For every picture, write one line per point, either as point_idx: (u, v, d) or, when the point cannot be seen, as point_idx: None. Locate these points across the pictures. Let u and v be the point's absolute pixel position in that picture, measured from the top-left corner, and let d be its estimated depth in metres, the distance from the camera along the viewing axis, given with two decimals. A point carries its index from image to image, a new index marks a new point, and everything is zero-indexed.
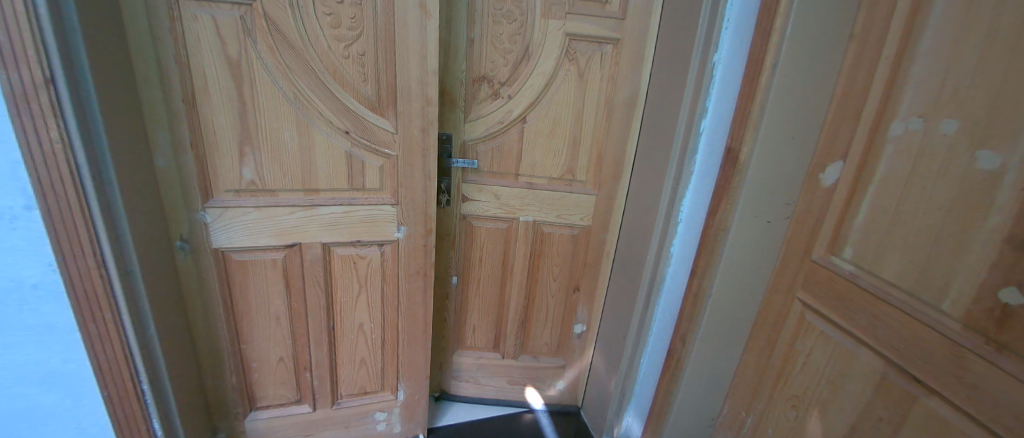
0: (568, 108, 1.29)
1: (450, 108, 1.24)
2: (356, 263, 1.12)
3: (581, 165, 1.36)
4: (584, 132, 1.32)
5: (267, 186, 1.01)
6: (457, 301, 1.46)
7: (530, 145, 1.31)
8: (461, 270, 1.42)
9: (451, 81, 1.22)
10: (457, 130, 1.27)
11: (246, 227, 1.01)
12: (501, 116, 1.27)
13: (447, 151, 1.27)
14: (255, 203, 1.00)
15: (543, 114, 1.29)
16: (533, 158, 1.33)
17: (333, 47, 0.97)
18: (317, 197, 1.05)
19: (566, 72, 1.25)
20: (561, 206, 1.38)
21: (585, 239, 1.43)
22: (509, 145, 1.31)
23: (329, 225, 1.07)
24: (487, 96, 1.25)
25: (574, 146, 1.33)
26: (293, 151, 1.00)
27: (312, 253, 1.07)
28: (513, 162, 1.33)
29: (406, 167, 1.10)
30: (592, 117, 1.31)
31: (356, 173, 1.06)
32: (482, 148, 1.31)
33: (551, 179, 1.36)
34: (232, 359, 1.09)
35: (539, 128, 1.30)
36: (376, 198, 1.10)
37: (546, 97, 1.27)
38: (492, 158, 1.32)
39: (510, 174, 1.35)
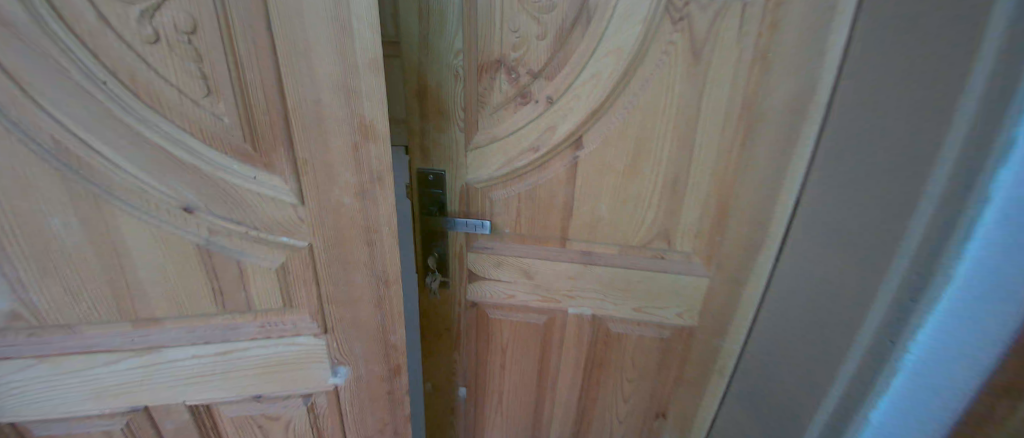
0: (663, 121, 0.62)
1: (438, 128, 0.65)
2: (263, 430, 0.62)
3: (683, 225, 0.70)
4: (691, 167, 0.65)
5: (56, 321, 0.50)
6: (465, 424, 0.92)
7: (588, 189, 0.68)
8: (471, 383, 0.87)
9: (437, 74, 0.61)
10: (451, 165, 0.67)
11: (25, 395, 0.52)
12: (536, 138, 0.64)
13: (433, 202, 0.69)
14: (33, 354, 0.50)
15: (613, 133, 0.63)
16: (595, 213, 0.70)
17: (112, 16, 0.38)
18: (161, 332, 0.53)
19: (665, 48, 0.58)
20: (642, 295, 0.75)
21: (683, 346, 0.79)
22: (548, 189, 0.68)
23: (194, 378, 0.56)
24: (504, 102, 0.62)
25: (672, 194, 0.67)
26: (86, 255, 0.47)
27: (172, 425, 0.58)
28: (557, 217, 0.70)
29: (337, 266, 0.54)
30: (708, 137, 0.63)
31: (232, 286, 0.52)
32: (500, 195, 0.69)
33: (622, 249, 0.73)
34: None
35: (604, 160, 0.65)
36: (289, 322, 0.56)
37: (625, 100, 0.61)
38: (524, 209, 0.70)
39: (551, 237, 0.72)
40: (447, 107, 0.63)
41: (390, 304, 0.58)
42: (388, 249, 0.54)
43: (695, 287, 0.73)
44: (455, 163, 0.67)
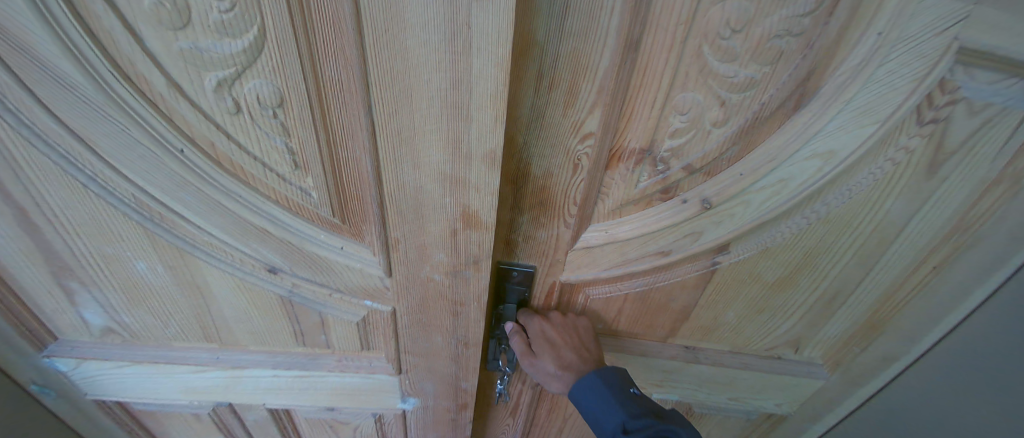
0: (845, 240, 0.48)
1: (534, 222, 0.46)
2: (335, 429, 0.66)
3: (820, 336, 0.58)
4: (860, 283, 0.51)
5: (147, 336, 0.52)
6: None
7: (722, 297, 0.54)
8: None
9: (546, 158, 0.41)
10: (546, 261, 0.50)
11: (130, 382, 0.57)
12: (671, 243, 0.47)
13: (514, 300, 0.53)
14: (133, 357, 0.54)
15: (775, 245, 0.49)
16: (717, 320, 0.57)
17: (183, 86, 0.32)
18: (245, 354, 0.54)
19: (893, 157, 0.42)
20: (741, 388, 0.63)
21: (768, 427, 0.70)
22: (663, 292, 0.53)
23: (273, 390, 0.58)
24: (636, 199, 0.45)
25: (821, 308, 0.55)
26: (172, 293, 0.46)
27: (255, 415, 0.62)
28: (667, 317, 0.57)
29: (417, 329, 0.50)
30: (895, 258, 0.49)
31: (310, 331, 0.51)
32: (601, 293, 0.53)
33: (733, 349, 0.61)
34: None
35: (755, 270, 0.51)
36: (365, 359, 0.55)
37: (807, 208, 0.46)
38: (628, 309, 0.56)
39: (652, 332, 0.59)
40: (553, 196, 0.44)
41: (467, 361, 0.54)
42: (473, 319, 0.49)
43: (812, 388, 0.62)
44: (552, 259, 0.49)
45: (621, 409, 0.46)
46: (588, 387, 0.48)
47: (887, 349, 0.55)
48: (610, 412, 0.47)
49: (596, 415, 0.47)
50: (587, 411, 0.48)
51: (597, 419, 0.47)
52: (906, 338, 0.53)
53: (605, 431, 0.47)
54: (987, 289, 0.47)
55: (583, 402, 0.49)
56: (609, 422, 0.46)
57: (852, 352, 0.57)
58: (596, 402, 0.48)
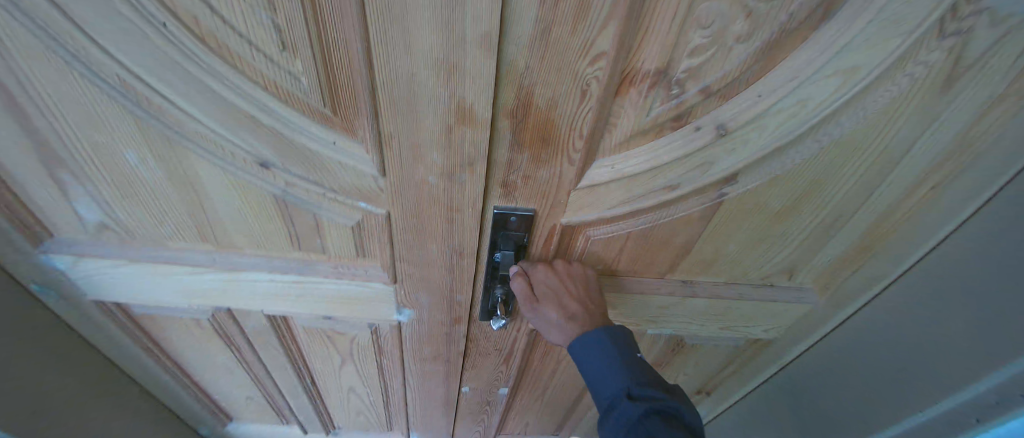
0: (854, 165, 0.48)
1: (534, 161, 0.45)
2: (332, 339, 0.69)
3: (814, 262, 0.59)
4: (857, 209, 0.52)
5: (144, 234, 0.53)
6: (503, 409, 0.87)
7: (726, 231, 0.54)
8: (513, 383, 0.80)
9: (551, 86, 0.39)
10: (546, 202, 0.49)
11: (130, 284, 0.59)
12: (681, 175, 0.47)
13: (510, 246, 0.53)
14: (130, 255, 0.55)
15: (785, 173, 0.48)
16: (718, 252, 0.56)
17: None
18: (242, 257, 0.56)
19: (912, 72, 0.41)
20: (736, 318, 0.65)
21: (750, 353, 0.74)
22: (666, 227, 0.53)
23: (272, 295, 0.60)
24: (646, 128, 0.43)
25: (822, 232, 0.55)
26: (165, 188, 0.47)
27: (255, 322, 0.65)
28: (666, 255, 0.56)
29: (412, 236, 0.51)
30: (893, 186, 0.50)
31: (306, 235, 0.52)
32: (601, 234, 0.53)
33: (730, 280, 0.61)
34: (188, 390, 0.85)
35: (762, 199, 0.50)
36: (362, 268, 0.56)
37: (822, 132, 0.45)
38: (629, 248, 0.55)
39: (651, 269, 0.59)
40: (556, 132, 0.42)
41: (461, 272, 0.56)
42: (467, 227, 0.50)
43: (803, 313, 0.65)
44: (553, 200, 0.49)
45: (628, 374, 0.45)
46: (593, 343, 0.48)
47: (876, 272, 0.57)
48: (615, 375, 0.45)
49: (600, 376, 0.46)
50: (590, 370, 0.47)
51: (599, 380, 0.46)
52: (897, 262, 0.56)
53: (606, 396, 0.45)
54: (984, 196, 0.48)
55: (586, 358, 0.48)
56: (611, 386, 0.45)
57: (840, 277, 0.60)
58: (603, 363, 0.46)
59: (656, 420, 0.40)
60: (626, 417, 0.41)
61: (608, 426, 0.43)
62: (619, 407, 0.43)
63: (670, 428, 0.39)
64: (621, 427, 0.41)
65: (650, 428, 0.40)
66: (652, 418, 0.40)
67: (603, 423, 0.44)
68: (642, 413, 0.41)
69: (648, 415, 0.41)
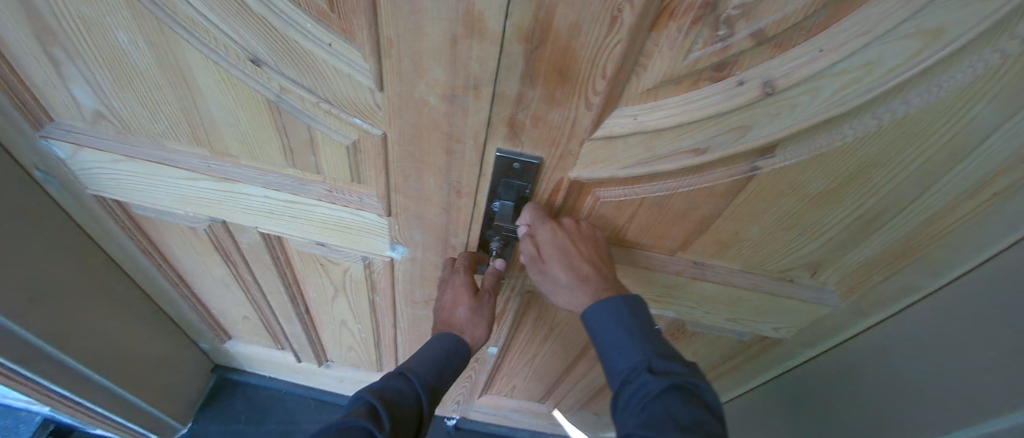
0: (914, 150, 0.39)
1: (547, 100, 0.38)
2: (326, 267, 0.67)
3: (843, 261, 0.51)
4: (910, 204, 0.43)
5: (138, 128, 0.52)
6: (491, 368, 0.84)
7: (754, 214, 0.46)
8: (503, 345, 0.76)
9: (577, 6, 0.31)
10: (555, 152, 0.43)
11: (128, 181, 0.58)
12: (709, 138, 0.39)
13: (511, 197, 0.48)
14: (127, 152, 0.54)
15: (832, 151, 0.39)
16: (739, 235, 0.49)
17: None
18: (235, 168, 0.54)
19: (1004, 48, 0.31)
20: (745, 310, 0.59)
21: (756, 349, 0.69)
22: (683, 198, 0.46)
23: (266, 213, 0.59)
24: (680, 77, 0.36)
25: (859, 229, 0.47)
26: (156, 77, 0.45)
27: (248, 238, 0.64)
28: (679, 229, 0.50)
29: (409, 164, 0.47)
30: (960, 178, 0.40)
31: (298, 149, 0.49)
32: (613, 196, 0.47)
33: (747, 268, 0.54)
34: (188, 301, 0.87)
35: (800, 179, 0.42)
36: (356, 195, 0.54)
37: (883, 107, 0.36)
38: (641, 216, 0.49)
39: (661, 243, 0.52)
40: (575, 67, 0.35)
41: (458, 213, 0.52)
42: (467, 162, 0.45)
43: (818, 315, 0.59)
44: (563, 151, 0.42)
45: (646, 345, 0.41)
46: (608, 310, 0.44)
47: (909, 282, 0.50)
48: (632, 345, 0.42)
49: (614, 346, 0.42)
50: (604, 338, 0.43)
51: (613, 350, 0.42)
52: (935, 272, 0.48)
53: (619, 367, 0.41)
54: None
55: (600, 325, 0.44)
56: (626, 357, 0.41)
57: (872, 281, 0.52)
58: (618, 332, 0.43)
59: (677, 397, 0.37)
60: (644, 391, 0.38)
61: (622, 399, 0.40)
62: (635, 380, 0.39)
63: (692, 408, 0.37)
64: (637, 401, 0.38)
65: (670, 405, 0.37)
66: (672, 394, 0.37)
67: (617, 396, 0.41)
68: (662, 389, 0.38)
69: (668, 391, 0.38)
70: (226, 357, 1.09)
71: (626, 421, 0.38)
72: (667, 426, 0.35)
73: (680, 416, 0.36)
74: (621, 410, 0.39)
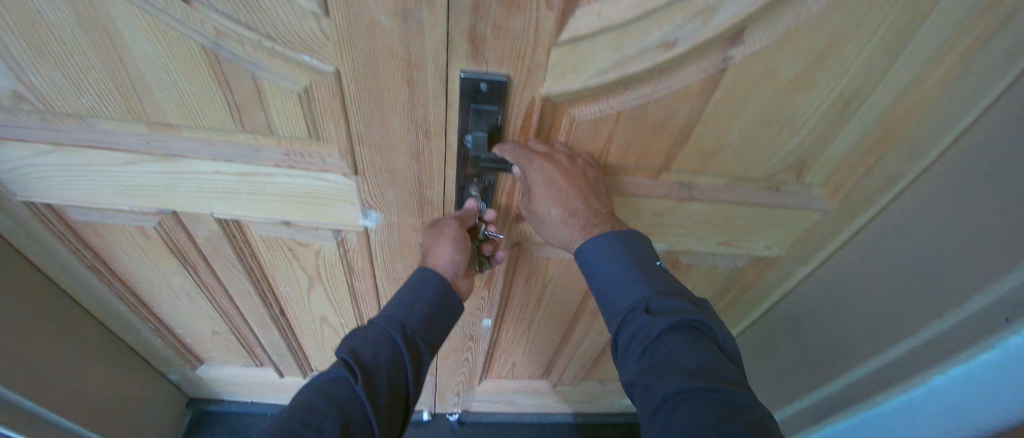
0: (878, 16, 0.39)
1: (506, 3, 0.36)
2: (296, 252, 0.62)
3: (824, 156, 0.52)
4: (880, 79, 0.44)
5: (64, 109, 0.47)
6: (488, 346, 0.79)
7: (733, 113, 0.46)
8: (497, 315, 0.72)
9: None
10: (522, 66, 0.41)
11: (60, 176, 0.53)
12: (679, 28, 0.38)
13: (484, 129, 0.45)
14: (55, 138, 0.49)
15: (801, 26, 0.39)
16: (719, 140, 0.49)
17: None
18: (181, 142, 0.49)
19: None
20: (736, 229, 0.59)
21: (751, 275, 0.68)
22: (660, 105, 0.44)
23: (220, 193, 0.54)
24: None
25: (834, 115, 0.47)
26: (73, 37, 0.40)
27: (206, 230, 0.59)
28: (661, 144, 0.49)
29: (369, 106, 0.44)
30: (921, 44, 0.41)
31: (247, 106, 0.45)
32: (588, 115, 0.45)
33: (732, 181, 0.54)
34: (147, 323, 0.79)
35: (771, 65, 0.42)
36: (317, 155, 0.49)
37: None
38: (620, 134, 0.47)
39: (645, 164, 0.51)
40: None
41: (429, 159, 0.49)
42: (431, 93, 0.43)
43: (807, 224, 0.60)
44: (530, 64, 0.40)
45: (646, 285, 0.43)
46: (606, 250, 0.45)
47: (894, 170, 0.51)
48: (632, 287, 0.43)
49: (614, 289, 0.45)
50: (603, 279, 0.45)
51: (614, 293, 0.45)
52: (914, 154, 0.49)
53: (620, 308, 0.44)
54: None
55: (597, 269, 0.46)
56: (627, 298, 0.43)
57: (854, 176, 0.53)
58: (618, 273, 0.44)
59: (678, 336, 0.39)
60: (646, 333, 0.40)
61: (624, 341, 0.42)
62: (636, 322, 0.42)
63: (695, 347, 0.38)
64: (638, 343, 0.41)
65: (672, 347, 0.39)
66: (674, 334, 0.39)
67: (619, 337, 0.43)
68: (663, 331, 0.40)
69: (669, 332, 0.39)
70: (200, 387, 1.00)
71: (630, 365, 0.41)
72: (669, 371, 0.38)
73: (683, 359, 0.38)
74: (624, 352, 0.42)
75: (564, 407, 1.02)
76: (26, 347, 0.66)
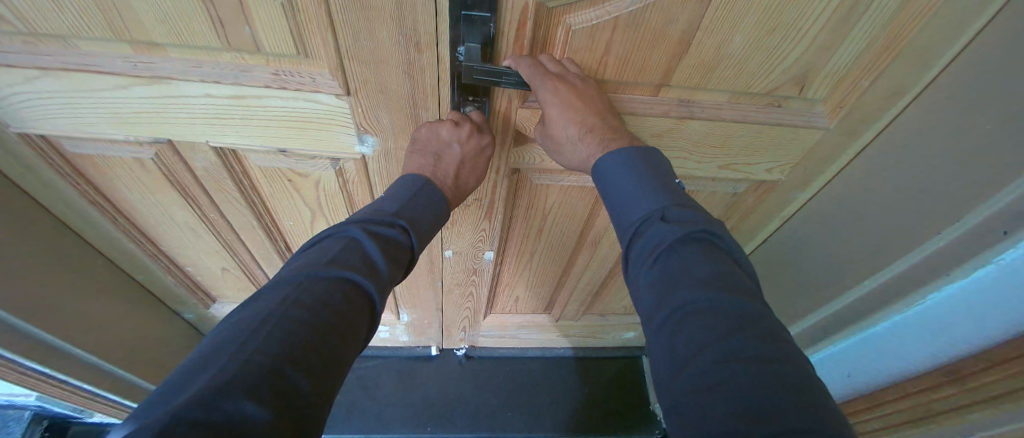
0: None
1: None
2: (295, 183, 0.62)
3: (832, 66, 0.50)
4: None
5: (47, 29, 0.45)
6: (491, 279, 0.81)
7: (737, 15, 0.44)
8: (498, 248, 0.73)
9: None
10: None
11: (51, 105, 0.52)
12: None
13: (476, 39, 0.43)
14: (40, 63, 0.48)
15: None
16: (723, 50, 0.47)
17: None
18: (167, 64, 0.48)
19: None
20: (736, 151, 0.58)
21: (751, 201, 0.68)
22: (660, 8, 0.42)
23: (213, 120, 0.53)
24: None
25: (846, 18, 0.45)
26: None
27: (204, 161, 0.59)
28: (660, 54, 0.47)
29: (356, 16, 0.42)
30: None
31: (230, 20, 0.43)
32: (583, 21, 0.43)
33: (735, 97, 0.52)
34: (158, 261, 0.81)
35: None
36: (306, 75, 0.48)
37: None
38: (617, 44, 0.45)
39: (644, 78, 0.49)
40: None
41: (422, 76, 0.48)
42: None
43: (812, 146, 0.58)
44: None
45: (663, 196, 0.40)
46: (620, 163, 0.43)
47: (907, 81, 0.49)
48: (647, 197, 0.40)
49: (628, 199, 0.41)
50: (616, 193, 0.42)
51: (627, 203, 0.41)
52: None
53: (632, 219, 0.40)
54: None
55: (612, 180, 0.43)
56: (642, 208, 0.40)
57: (863, 89, 0.51)
58: (633, 184, 0.41)
59: (691, 247, 0.36)
60: (658, 241, 0.37)
61: (634, 252, 0.39)
62: (649, 231, 0.38)
63: (709, 258, 0.35)
64: (649, 253, 0.37)
65: (684, 257, 0.35)
66: (689, 245, 0.36)
67: (630, 250, 0.40)
68: (677, 239, 0.36)
69: (683, 241, 0.36)
70: (217, 325, 1.05)
71: (639, 276, 0.38)
72: (680, 281, 0.34)
73: (695, 267, 0.34)
74: (633, 264, 0.39)
75: (565, 341, 1.06)
76: (44, 282, 0.68)
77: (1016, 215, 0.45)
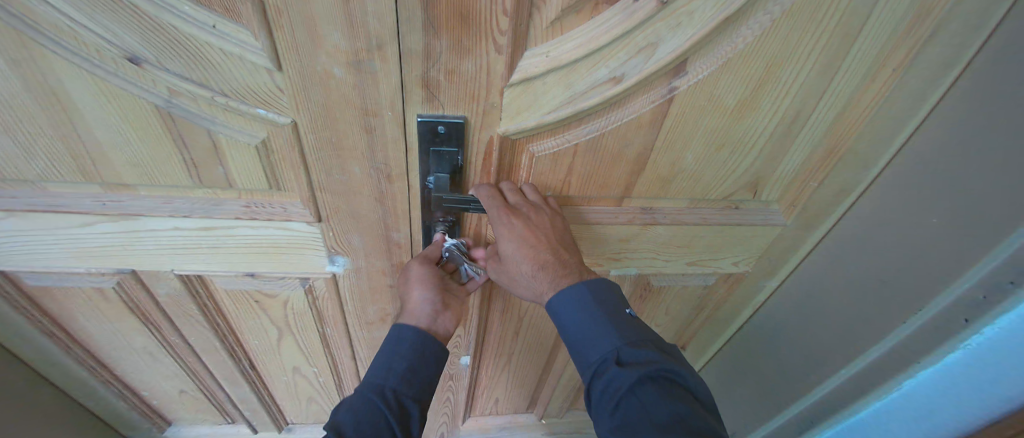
0: (807, 42, 0.42)
1: (454, 49, 0.37)
2: (262, 303, 0.60)
3: (777, 173, 0.54)
4: (819, 98, 0.47)
5: (14, 175, 0.45)
6: (469, 384, 0.77)
7: (687, 137, 0.48)
8: (475, 353, 0.71)
9: None
10: (477, 108, 0.42)
11: (7, 242, 0.50)
12: (624, 64, 0.40)
13: (445, 169, 0.46)
14: (3, 205, 0.47)
15: (737, 55, 0.42)
16: (676, 165, 0.51)
17: None
18: (137, 201, 0.48)
19: None
20: (701, 249, 0.61)
21: (725, 291, 0.69)
22: (617, 136, 0.46)
23: (180, 249, 0.52)
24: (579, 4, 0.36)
25: (782, 134, 0.50)
26: (24, 104, 0.40)
27: (167, 287, 0.57)
28: (621, 170, 0.50)
29: (329, 155, 0.44)
30: (850, 65, 0.45)
31: (203, 162, 0.44)
32: (545, 150, 0.46)
33: (693, 203, 0.56)
34: (110, 387, 0.74)
35: (715, 92, 0.44)
36: (279, 205, 0.49)
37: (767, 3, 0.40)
38: (579, 166, 0.48)
39: (608, 192, 0.52)
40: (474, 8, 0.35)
41: (394, 202, 0.49)
42: (390, 138, 0.43)
43: (772, 239, 0.62)
44: (485, 105, 0.42)
45: (615, 335, 0.40)
46: (572, 300, 0.43)
47: (845, 182, 0.54)
48: (600, 336, 0.41)
49: (583, 338, 0.42)
50: (572, 331, 0.42)
51: (583, 342, 0.41)
52: (860, 166, 0.52)
53: (590, 359, 0.40)
54: (942, 85, 0.45)
55: (566, 317, 0.43)
56: (598, 349, 0.40)
57: (808, 190, 0.56)
58: (585, 323, 0.42)
59: (649, 388, 0.36)
60: (616, 385, 0.37)
61: (595, 395, 0.38)
62: (606, 373, 0.38)
63: (667, 399, 0.35)
64: (610, 397, 0.37)
65: (644, 400, 0.35)
66: (646, 386, 0.36)
67: (590, 391, 0.39)
68: (634, 382, 0.36)
69: (640, 384, 0.36)
70: None
71: (603, 421, 0.37)
72: (642, 427, 0.34)
73: (655, 412, 0.34)
74: (596, 406, 0.39)
75: None
76: None
77: (974, 301, 0.46)
